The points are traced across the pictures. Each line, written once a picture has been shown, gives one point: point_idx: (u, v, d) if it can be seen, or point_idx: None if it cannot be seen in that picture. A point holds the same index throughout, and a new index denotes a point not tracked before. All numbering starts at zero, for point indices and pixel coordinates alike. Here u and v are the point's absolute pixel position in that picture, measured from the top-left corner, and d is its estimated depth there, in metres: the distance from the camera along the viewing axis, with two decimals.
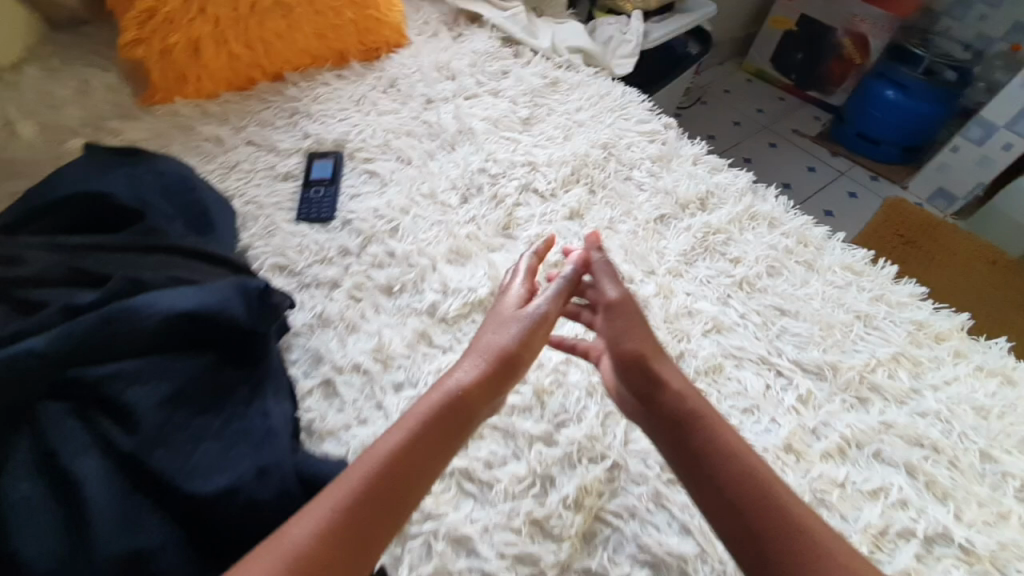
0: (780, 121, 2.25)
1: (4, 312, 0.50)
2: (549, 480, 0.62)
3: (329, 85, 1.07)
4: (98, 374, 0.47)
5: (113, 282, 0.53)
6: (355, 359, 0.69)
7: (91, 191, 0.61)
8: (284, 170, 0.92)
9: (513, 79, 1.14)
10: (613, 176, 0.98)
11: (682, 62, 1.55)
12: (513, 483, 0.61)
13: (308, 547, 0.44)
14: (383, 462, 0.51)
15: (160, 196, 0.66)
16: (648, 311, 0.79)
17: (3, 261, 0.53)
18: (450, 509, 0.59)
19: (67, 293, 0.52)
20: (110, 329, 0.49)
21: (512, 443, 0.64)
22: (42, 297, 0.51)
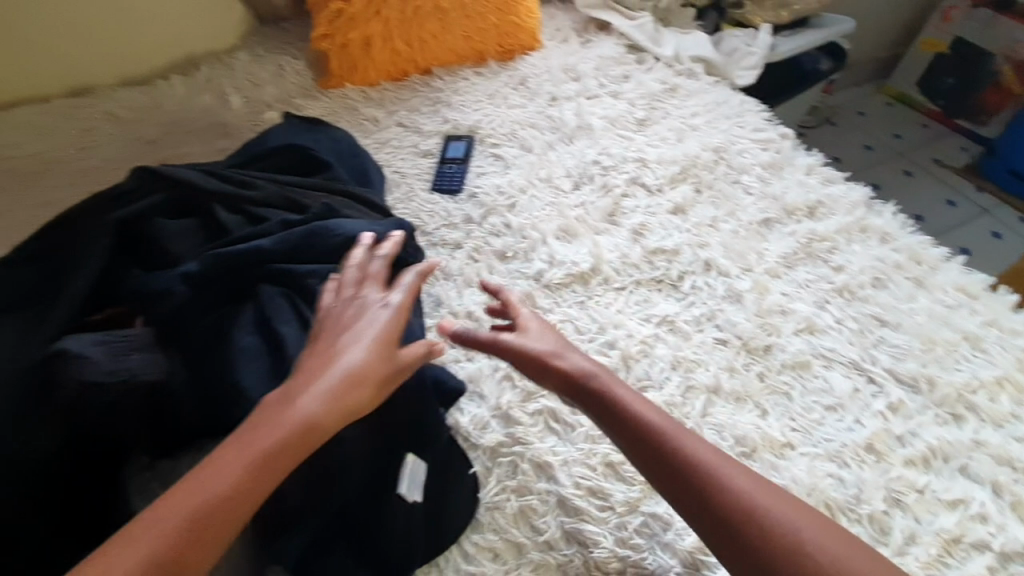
0: (918, 148, 2.10)
1: (239, 220, 0.67)
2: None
3: (469, 80, 1.22)
4: (302, 270, 0.63)
5: (313, 210, 0.69)
6: (469, 307, 0.81)
7: (291, 144, 0.77)
8: (425, 148, 1.07)
9: (634, 83, 1.21)
10: (721, 178, 1.02)
11: (809, 77, 1.53)
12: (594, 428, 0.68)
13: (198, 512, 0.44)
14: (241, 460, 0.47)
15: (336, 156, 0.83)
16: (740, 304, 0.83)
17: (238, 184, 0.69)
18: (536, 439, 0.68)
19: (281, 213, 0.68)
20: (310, 243, 0.65)
21: None
22: (264, 213, 0.68)
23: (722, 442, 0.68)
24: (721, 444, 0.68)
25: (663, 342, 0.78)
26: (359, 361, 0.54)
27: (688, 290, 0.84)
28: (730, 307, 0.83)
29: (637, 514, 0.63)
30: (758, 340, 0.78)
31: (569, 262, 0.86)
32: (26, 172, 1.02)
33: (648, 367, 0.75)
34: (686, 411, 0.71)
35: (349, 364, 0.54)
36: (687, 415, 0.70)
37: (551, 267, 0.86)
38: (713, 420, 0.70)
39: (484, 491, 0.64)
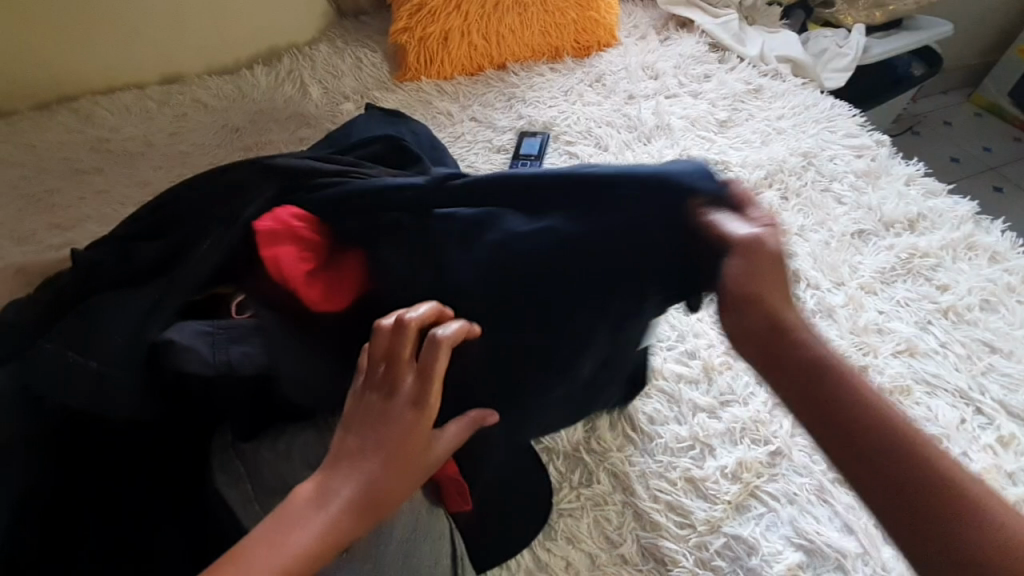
0: (1013, 163, 1.94)
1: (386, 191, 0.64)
2: (708, 447, 0.65)
3: (544, 76, 1.20)
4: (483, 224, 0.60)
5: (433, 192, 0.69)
6: None
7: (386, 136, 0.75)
8: (497, 144, 1.06)
9: (715, 83, 1.17)
10: (810, 184, 0.97)
11: (902, 82, 1.43)
12: (673, 441, 0.65)
13: None
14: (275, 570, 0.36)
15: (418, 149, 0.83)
16: (833, 320, 0.77)
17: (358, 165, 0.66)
18: (612, 447, 0.65)
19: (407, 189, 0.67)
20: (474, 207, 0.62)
21: (676, 408, 0.68)
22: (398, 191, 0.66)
23: (814, 466, 0.63)
24: (813, 468, 0.63)
25: None
26: (376, 472, 0.41)
27: None
28: (821, 322, 0.77)
29: (718, 535, 0.59)
30: (853, 360, 0.73)
31: None
32: (121, 153, 1.08)
33: (732, 381, 0.71)
34: (774, 430, 0.66)
35: (369, 482, 0.40)
36: (775, 433, 0.66)
37: None
38: (802, 442, 0.65)
39: (557, 496, 0.62)
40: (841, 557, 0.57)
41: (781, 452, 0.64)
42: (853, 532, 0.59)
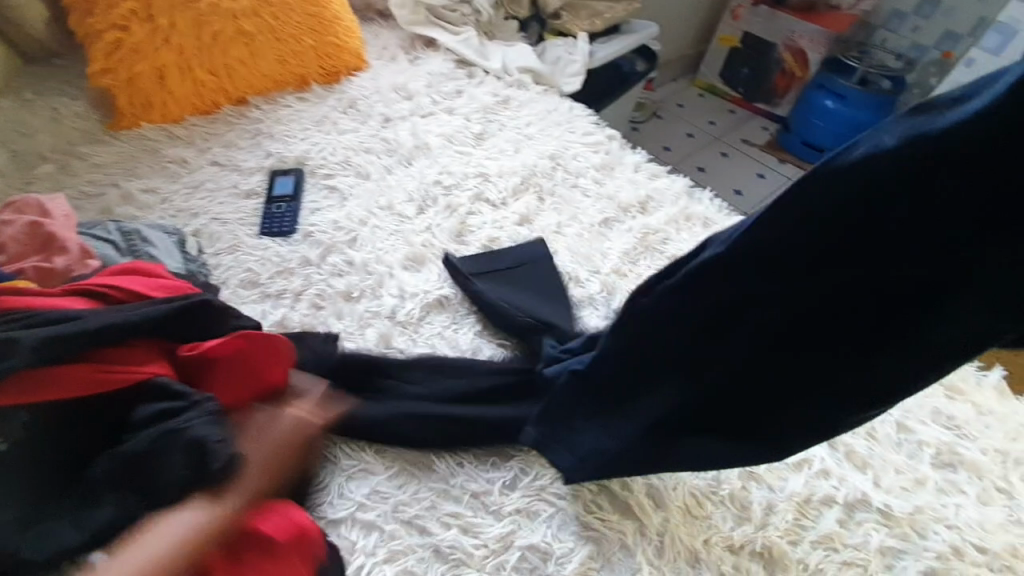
0: (732, 132, 2.38)
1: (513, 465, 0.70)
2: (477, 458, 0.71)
3: (291, 107, 1.12)
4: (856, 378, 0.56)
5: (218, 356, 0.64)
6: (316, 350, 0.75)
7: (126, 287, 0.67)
8: (246, 188, 0.97)
9: (467, 98, 1.21)
10: (560, 184, 1.07)
11: (630, 79, 1.65)
12: (449, 466, 0.69)
13: None
14: None
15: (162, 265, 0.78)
16: (593, 308, 0.88)
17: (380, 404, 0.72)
18: (395, 489, 0.66)
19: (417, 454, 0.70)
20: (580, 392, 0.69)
21: None
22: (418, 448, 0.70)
23: None
24: None
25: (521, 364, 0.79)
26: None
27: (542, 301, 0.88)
28: (583, 311, 0.87)
29: (515, 548, 0.64)
30: None
31: (420, 292, 0.84)
32: None
33: None
34: None
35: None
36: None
37: (402, 301, 0.83)
38: None
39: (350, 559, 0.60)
40: (622, 534, 0.65)
41: None
42: (631, 507, 0.67)
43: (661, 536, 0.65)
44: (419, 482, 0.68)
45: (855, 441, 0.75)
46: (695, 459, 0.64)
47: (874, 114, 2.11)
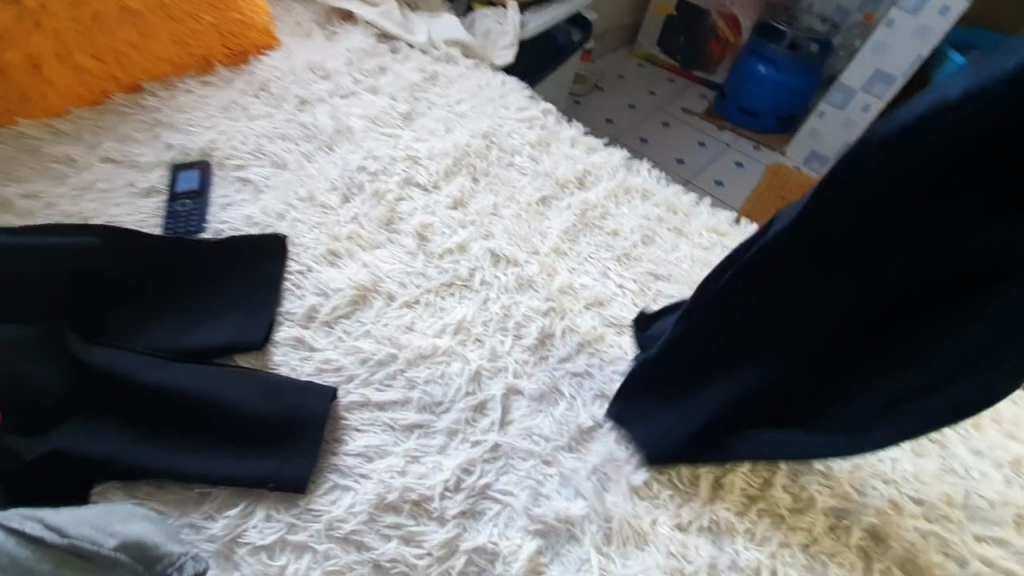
0: (672, 101, 2.37)
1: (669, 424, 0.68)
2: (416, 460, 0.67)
3: (193, 92, 1.02)
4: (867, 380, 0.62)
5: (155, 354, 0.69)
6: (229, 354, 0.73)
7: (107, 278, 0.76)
8: (145, 186, 0.88)
9: (391, 76, 1.13)
10: (495, 163, 1.03)
11: (565, 50, 1.61)
12: (385, 472, 0.66)
13: None
14: None
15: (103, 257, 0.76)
16: (532, 291, 0.85)
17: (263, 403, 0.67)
18: (329, 505, 0.63)
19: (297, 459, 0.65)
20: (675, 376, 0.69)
21: (391, 433, 0.69)
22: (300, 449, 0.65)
23: (536, 448, 0.69)
24: (535, 449, 0.69)
25: (460, 356, 0.76)
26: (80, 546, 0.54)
27: (480, 288, 0.84)
28: (523, 295, 0.84)
29: (460, 552, 0.61)
30: (553, 328, 0.81)
31: (342, 286, 0.80)
32: None
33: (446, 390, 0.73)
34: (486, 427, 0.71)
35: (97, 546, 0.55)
36: (488, 429, 0.70)
37: (326, 298, 0.79)
38: (518, 428, 0.71)
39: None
40: (571, 525, 0.63)
41: (500, 445, 0.69)
42: (580, 495, 0.66)
43: (610, 522, 0.64)
44: (355, 492, 0.64)
45: None
46: (757, 452, 0.66)
47: (805, 80, 2.17)
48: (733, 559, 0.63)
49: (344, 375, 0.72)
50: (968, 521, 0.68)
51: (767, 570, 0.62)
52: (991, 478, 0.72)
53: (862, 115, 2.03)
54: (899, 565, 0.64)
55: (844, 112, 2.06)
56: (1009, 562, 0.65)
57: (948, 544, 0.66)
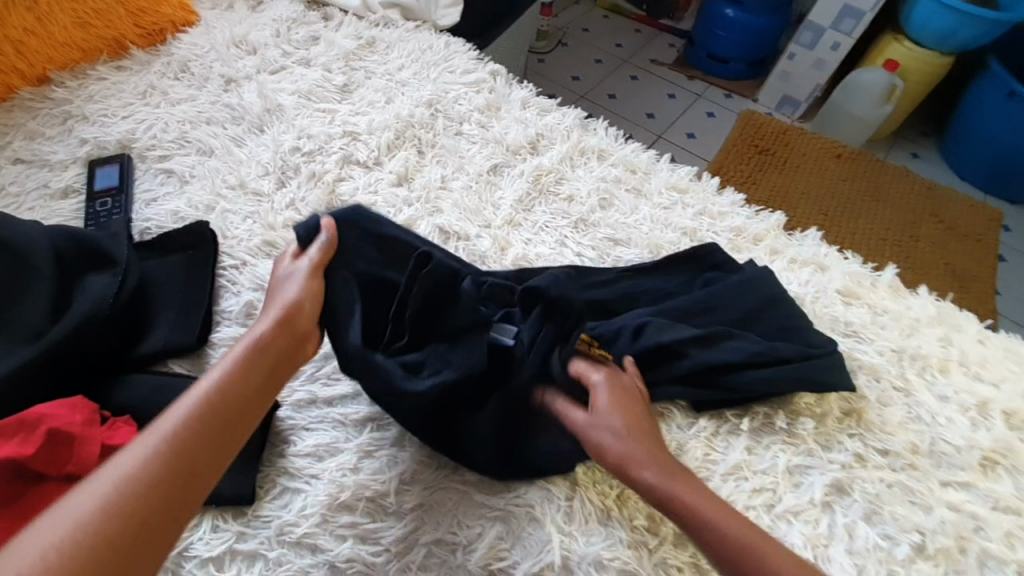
0: (638, 52, 2.28)
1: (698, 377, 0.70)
2: (370, 455, 0.64)
3: (106, 79, 0.94)
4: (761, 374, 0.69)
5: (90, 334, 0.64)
6: (166, 361, 0.68)
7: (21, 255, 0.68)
8: (60, 186, 0.82)
9: (324, 45, 1.05)
10: (442, 133, 0.97)
11: (518, 4, 1.51)
12: (337, 471, 0.62)
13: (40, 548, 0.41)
14: None
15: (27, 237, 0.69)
16: (485, 267, 0.80)
17: None
18: (279, 509, 0.60)
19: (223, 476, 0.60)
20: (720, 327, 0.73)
21: (343, 429, 0.66)
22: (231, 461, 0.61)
23: None
24: None
25: None
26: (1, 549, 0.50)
27: None
28: None
29: (417, 548, 0.59)
30: None
31: None
32: None
33: None
34: None
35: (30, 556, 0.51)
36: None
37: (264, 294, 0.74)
38: None
39: None
40: (531, 508, 0.61)
41: None
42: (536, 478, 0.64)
43: (571, 501, 0.62)
44: (305, 494, 0.61)
45: None
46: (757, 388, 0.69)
47: (772, 17, 2.06)
48: None
49: None
50: (933, 467, 0.67)
51: None
52: (956, 420, 0.71)
53: (833, 54, 1.97)
54: (865, 518, 0.63)
55: (814, 52, 1.99)
56: (973, 505, 0.64)
57: (912, 492, 0.65)
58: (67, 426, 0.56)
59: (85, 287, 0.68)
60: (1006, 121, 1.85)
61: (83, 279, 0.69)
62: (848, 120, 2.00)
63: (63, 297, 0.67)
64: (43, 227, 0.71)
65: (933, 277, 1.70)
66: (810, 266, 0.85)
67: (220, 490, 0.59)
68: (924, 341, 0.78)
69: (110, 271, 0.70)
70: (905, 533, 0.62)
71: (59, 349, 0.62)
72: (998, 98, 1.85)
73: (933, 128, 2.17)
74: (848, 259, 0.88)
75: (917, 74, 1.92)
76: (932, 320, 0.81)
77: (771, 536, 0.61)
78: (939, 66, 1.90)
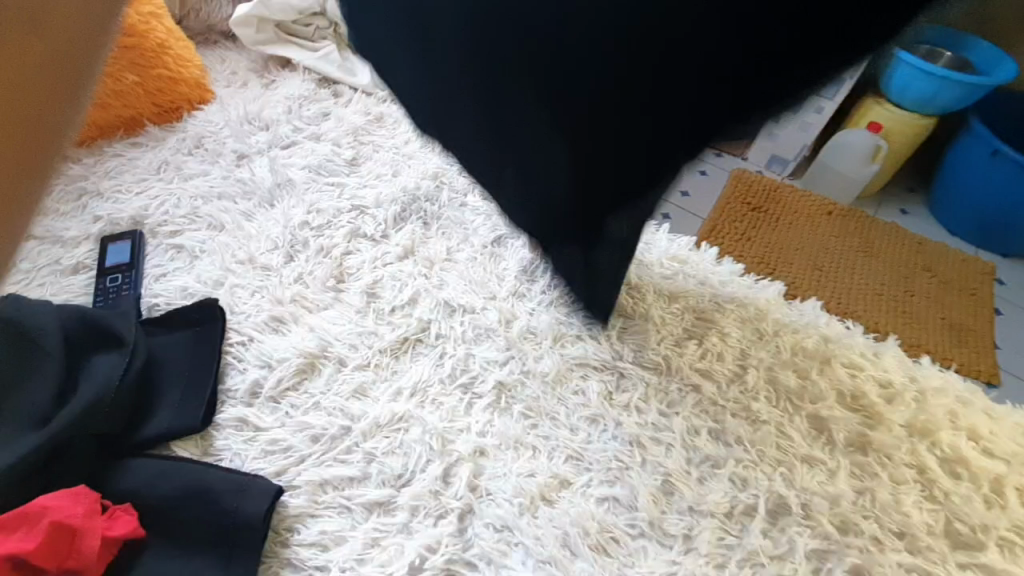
0: None
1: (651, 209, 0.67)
2: (377, 545, 0.62)
3: (122, 156, 0.97)
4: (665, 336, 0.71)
5: (92, 419, 0.64)
6: (170, 443, 0.67)
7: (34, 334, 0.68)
8: (71, 263, 0.83)
9: (334, 120, 1.10)
10: (448, 204, 0.99)
11: None
12: (344, 558, 0.61)
13: None
14: None
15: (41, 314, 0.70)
16: (491, 340, 0.81)
17: (199, 494, 0.62)
18: None
19: (223, 570, 0.58)
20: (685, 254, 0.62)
21: (349, 516, 0.64)
22: (233, 554, 0.59)
23: (502, 512, 0.65)
24: (501, 517, 0.65)
25: (417, 420, 0.72)
26: None
27: (436, 342, 0.79)
28: (480, 345, 0.80)
29: None
30: (513, 379, 0.77)
31: (290, 355, 0.75)
32: None
33: (404, 460, 0.68)
34: (452, 494, 0.66)
35: None
36: (456, 496, 0.66)
37: (270, 372, 0.74)
38: (482, 494, 0.67)
39: None
40: None
41: (465, 513, 0.65)
42: (545, 565, 0.62)
43: None
44: None
45: (771, 445, 0.72)
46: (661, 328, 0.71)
47: None
48: None
49: (292, 457, 0.67)
50: (951, 550, 0.66)
51: None
52: (971, 501, 0.70)
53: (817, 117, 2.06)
54: None
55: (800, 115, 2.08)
56: None
57: None
58: (69, 518, 0.55)
59: (92, 367, 0.68)
60: (994, 178, 1.91)
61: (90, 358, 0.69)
62: (837, 179, 2.07)
63: (68, 379, 0.67)
64: (54, 305, 0.72)
65: (931, 334, 1.70)
66: (814, 335, 0.86)
67: None
68: (934, 414, 0.77)
69: (118, 351, 0.70)
70: None
71: (64, 434, 0.61)
72: (982, 156, 1.91)
73: (919, 185, 2.24)
74: (850, 329, 0.89)
75: (899, 135, 2.00)
76: (938, 391, 0.81)
77: None
78: (921, 127, 1.98)
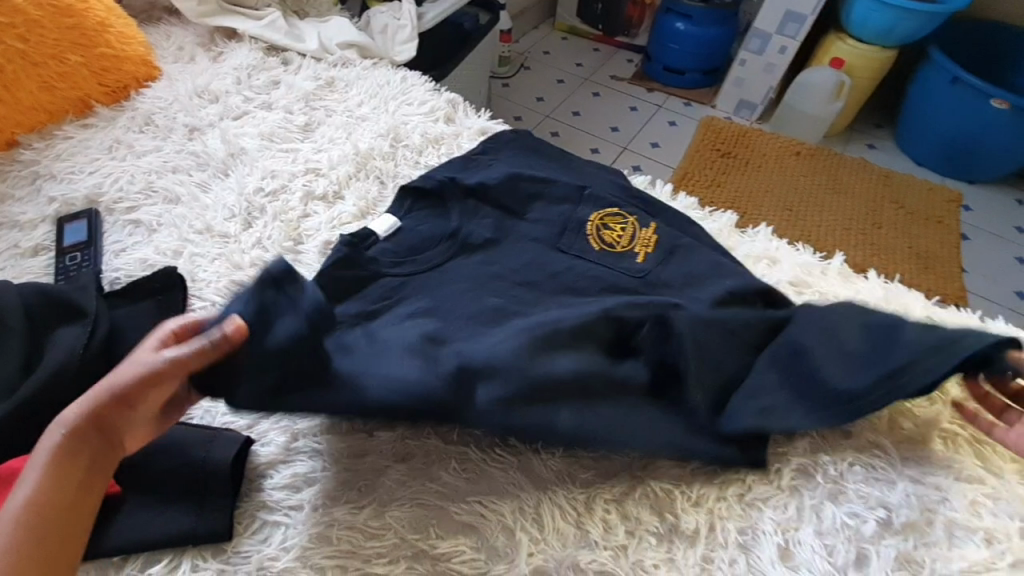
0: (599, 70, 2.37)
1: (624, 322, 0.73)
2: (348, 482, 0.65)
3: (72, 138, 0.97)
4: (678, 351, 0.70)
5: (60, 388, 0.65)
6: None
7: None
8: (29, 245, 0.84)
9: (284, 88, 1.09)
10: (403, 163, 0.99)
11: (473, 34, 1.57)
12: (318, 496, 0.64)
13: None
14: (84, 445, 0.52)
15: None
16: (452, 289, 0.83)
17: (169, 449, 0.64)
18: (259, 544, 0.61)
19: (197, 517, 0.60)
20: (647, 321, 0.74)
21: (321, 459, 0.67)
22: (205, 501, 0.61)
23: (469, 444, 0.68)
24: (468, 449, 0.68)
25: None
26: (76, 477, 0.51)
27: None
28: None
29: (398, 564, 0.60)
30: None
31: None
32: None
33: None
34: (420, 431, 0.69)
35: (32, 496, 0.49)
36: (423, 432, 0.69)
37: None
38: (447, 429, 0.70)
39: None
40: (502, 516, 0.63)
41: (433, 448, 0.68)
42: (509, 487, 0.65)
43: (539, 507, 0.64)
44: (285, 527, 0.62)
45: None
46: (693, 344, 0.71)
47: (721, 27, 2.16)
48: (672, 523, 0.63)
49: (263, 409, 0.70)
50: (895, 444, 0.70)
51: (705, 527, 0.62)
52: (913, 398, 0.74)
53: (781, 58, 2.06)
54: (832, 499, 0.65)
55: (764, 57, 2.07)
56: (937, 476, 0.67)
57: (876, 470, 0.67)
58: None
59: (56, 339, 0.69)
60: (957, 105, 1.92)
61: (53, 332, 0.71)
62: (805, 119, 2.07)
63: (34, 352, 0.69)
64: (13, 284, 0.73)
65: (900, 263, 1.74)
66: (764, 259, 0.89)
67: (196, 535, 0.59)
68: None
69: (79, 322, 0.72)
70: (872, 510, 0.63)
71: (34, 400, 0.63)
72: (943, 83, 1.93)
73: (886, 119, 2.26)
74: (798, 251, 0.92)
75: (862, 70, 2.01)
76: (882, 301, 0.85)
77: (740, 524, 0.63)
78: (883, 60, 1.99)
